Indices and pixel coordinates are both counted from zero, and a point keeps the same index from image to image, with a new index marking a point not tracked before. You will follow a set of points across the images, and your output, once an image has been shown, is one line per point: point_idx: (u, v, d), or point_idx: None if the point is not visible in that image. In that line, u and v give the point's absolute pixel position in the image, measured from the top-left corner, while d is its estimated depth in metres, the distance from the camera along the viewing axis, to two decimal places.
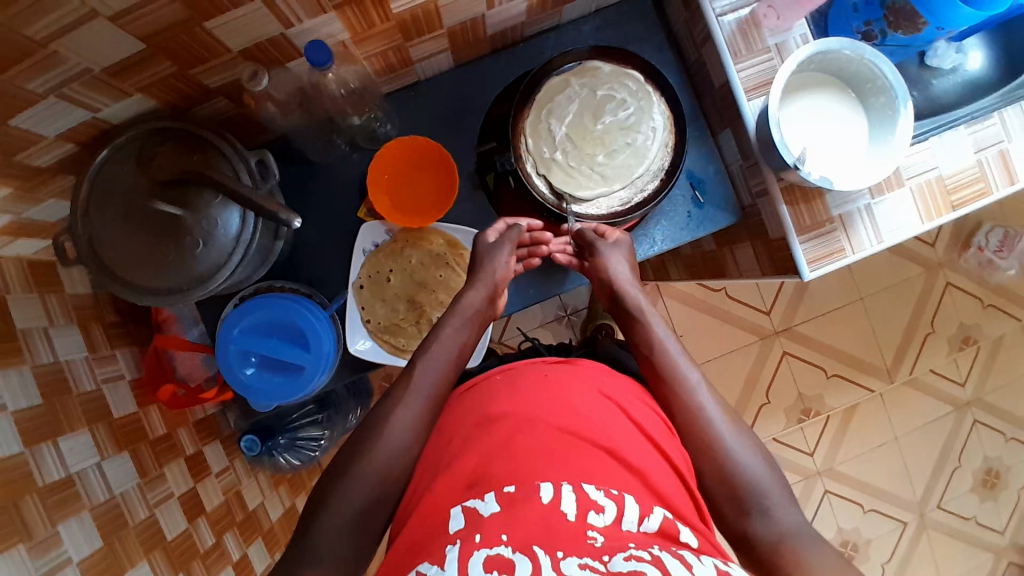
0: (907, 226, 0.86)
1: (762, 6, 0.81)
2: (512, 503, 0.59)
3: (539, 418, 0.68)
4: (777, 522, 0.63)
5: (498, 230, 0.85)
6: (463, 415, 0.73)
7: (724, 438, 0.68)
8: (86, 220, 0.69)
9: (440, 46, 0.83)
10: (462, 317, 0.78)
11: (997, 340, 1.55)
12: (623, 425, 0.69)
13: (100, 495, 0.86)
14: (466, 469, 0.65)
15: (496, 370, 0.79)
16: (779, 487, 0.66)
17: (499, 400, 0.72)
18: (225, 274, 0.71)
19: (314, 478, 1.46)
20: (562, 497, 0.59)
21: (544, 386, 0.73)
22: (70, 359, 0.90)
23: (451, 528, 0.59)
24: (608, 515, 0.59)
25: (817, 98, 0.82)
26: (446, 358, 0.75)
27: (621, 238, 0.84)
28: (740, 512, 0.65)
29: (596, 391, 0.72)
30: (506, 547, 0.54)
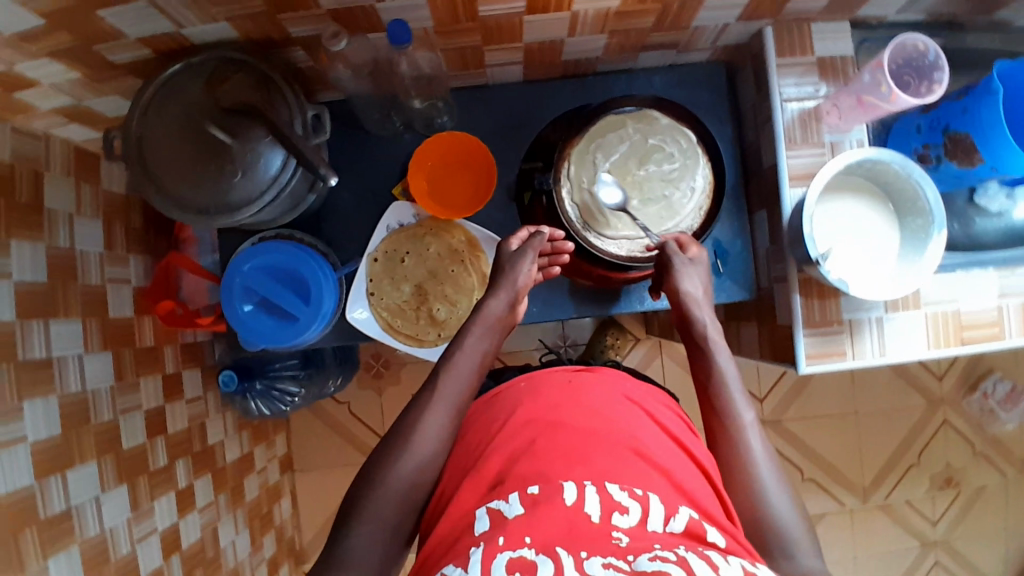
0: (912, 349, 0.86)
1: (827, 103, 0.84)
2: (535, 503, 0.62)
3: (567, 420, 0.73)
4: (800, 569, 0.65)
5: (521, 238, 0.85)
6: (494, 414, 0.79)
7: (766, 482, 0.71)
8: (142, 121, 0.73)
9: (515, 58, 0.86)
10: (486, 325, 0.82)
11: (980, 490, 1.53)
12: (645, 427, 0.75)
13: (73, 386, 0.89)
14: (491, 470, 0.70)
15: (519, 378, 0.84)
16: (806, 537, 0.68)
17: (522, 403, 0.77)
18: (252, 209, 0.73)
19: (278, 433, 1.47)
20: (585, 499, 0.62)
21: (568, 390, 0.79)
22: (85, 250, 0.94)
23: (477, 530, 0.62)
24: (632, 518, 0.61)
25: (856, 203, 0.83)
26: (472, 370, 0.79)
27: (699, 250, 0.84)
28: (765, 552, 0.68)
29: (620, 395, 0.80)
30: (529, 548, 0.56)
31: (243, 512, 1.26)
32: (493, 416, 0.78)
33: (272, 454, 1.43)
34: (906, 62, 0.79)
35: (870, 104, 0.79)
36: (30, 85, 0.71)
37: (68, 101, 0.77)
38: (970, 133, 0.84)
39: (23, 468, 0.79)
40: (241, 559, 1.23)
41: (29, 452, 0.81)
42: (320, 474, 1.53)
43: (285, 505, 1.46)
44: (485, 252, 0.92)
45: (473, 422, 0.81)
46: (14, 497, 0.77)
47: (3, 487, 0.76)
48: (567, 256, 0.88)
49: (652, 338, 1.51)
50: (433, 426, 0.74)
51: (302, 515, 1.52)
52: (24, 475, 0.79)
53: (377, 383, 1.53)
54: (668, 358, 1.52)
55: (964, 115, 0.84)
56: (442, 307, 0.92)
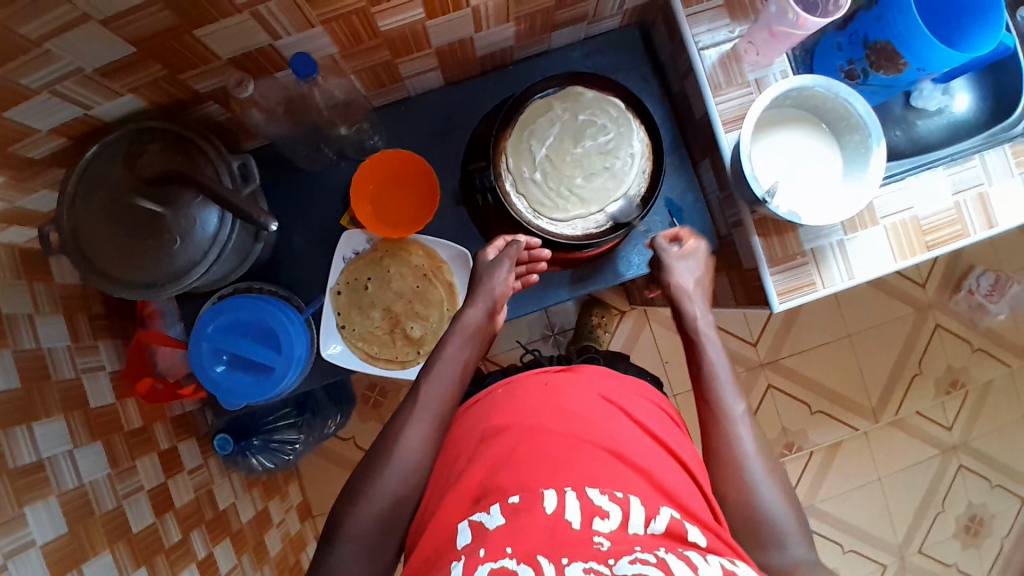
0: (879, 266, 0.87)
1: (743, 42, 0.83)
2: (516, 513, 0.62)
3: (546, 425, 0.74)
4: (791, 557, 0.66)
5: (498, 246, 0.86)
6: (470, 428, 0.79)
7: (758, 476, 0.71)
8: (71, 211, 0.71)
9: (429, 64, 0.86)
10: (464, 336, 0.82)
11: (986, 385, 1.54)
12: (626, 428, 0.76)
13: (69, 481, 0.88)
14: (473, 482, 0.70)
15: (498, 385, 0.85)
16: (795, 525, 0.69)
17: (500, 412, 0.78)
18: (199, 272, 0.73)
19: (290, 484, 1.46)
20: (565, 505, 0.62)
21: (546, 393, 0.79)
22: (52, 346, 0.93)
23: (459, 543, 0.62)
24: (613, 521, 0.61)
25: (792, 134, 0.83)
26: (454, 377, 0.79)
27: (697, 245, 0.88)
28: (755, 541, 0.68)
29: (598, 395, 0.80)
30: (511, 558, 0.55)
31: (271, 568, 1.25)
32: (467, 433, 0.79)
33: (288, 506, 1.42)
34: None
35: (782, 34, 0.78)
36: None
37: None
38: (890, 40, 0.84)
39: (38, 571, 0.79)
40: None
41: (41, 556, 0.80)
42: None
43: (314, 553, 1.45)
44: (446, 262, 0.92)
45: (451, 440, 0.80)
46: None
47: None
48: (545, 263, 0.88)
49: (636, 308, 1.52)
50: (418, 436, 0.73)
51: None
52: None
53: (378, 413, 1.52)
54: (656, 324, 1.52)
55: (879, 23, 0.84)
56: (415, 324, 0.92)
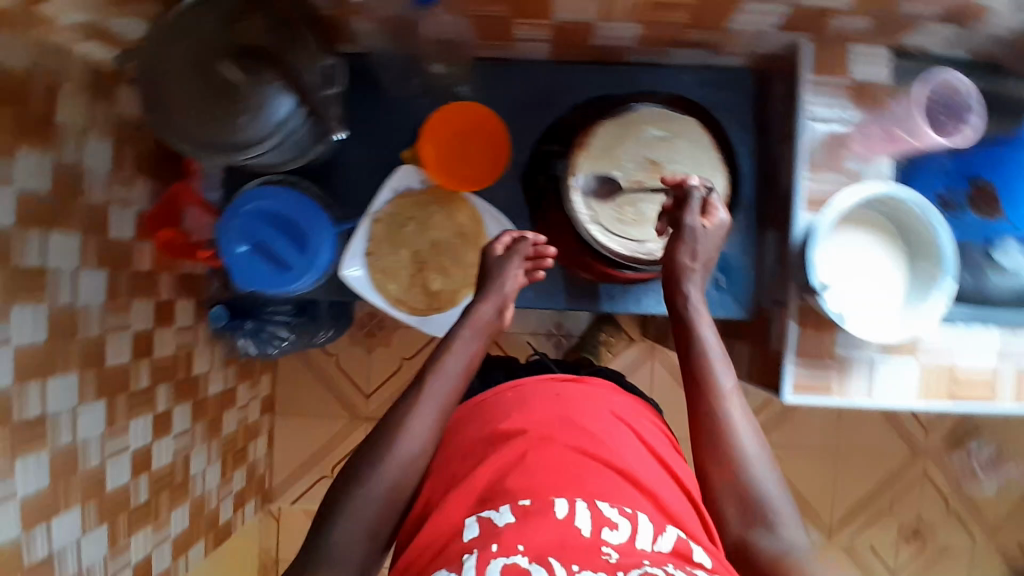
0: (898, 397, 0.85)
1: (857, 130, 0.82)
2: (527, 515, 0.66)
3: (559, 433, 0.76)
4: (780, 541, 0.66)
5: (504, 242, 0.86)
6: (482, 421, 0.82)
7: (751, 460, 0.71)
8: (157, 49, 0.72)
9: (543, 36, 0.84)
10: (474, 329, 0.82)
11: (944, 549, 1.51)
12: (631, 446, 0.78)
13: (64, 296, 0.92)
14: (480, 482, 0.72)
15: (506, 387, 0.86)
16: (788, 508, 0.69)
17: (511, 416, 0.80)
18: (255, 152, 0.73)
19: (265, 374, 1.48)
20: (577, 513, 0.66)
21: (558, 402, 0.81)
22: (94, 166, 0.96)
23: (467, 537, 0.66)
24: (622, 533, 0.65)
25: (868, 240, 0.81)
26: (460, 371, 0.80)
27: (721, 220, 0.79)
28: (745, 523, 0.69)
29: (609, 412, 0.82)
30: (523, 556, 0.61)
31: (217, 445, 1.30)
32: (475, 424, 0.82)
33: (255, 394, 1.45)
34: (940, 99, 0.78)
35: (900, 138, 0.80)
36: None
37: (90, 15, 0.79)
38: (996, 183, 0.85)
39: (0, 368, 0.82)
40: (209, 489, 1.28)
41: (11, 355, 0.84)
42: (299, 421, 1.55)
43: (260, 446, 1.49)
44: (488, 232, 0.92)
45: (461, 428, 0.84)
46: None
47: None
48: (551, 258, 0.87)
49: (646, 341, 1.50)
50: (421, 425, 0.75)
51: (276, 458, 1.55)
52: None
53: (367, 342, 1.53)
54: (659, 364, 1.51)
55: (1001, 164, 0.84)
56: (437, 278, 0.91)
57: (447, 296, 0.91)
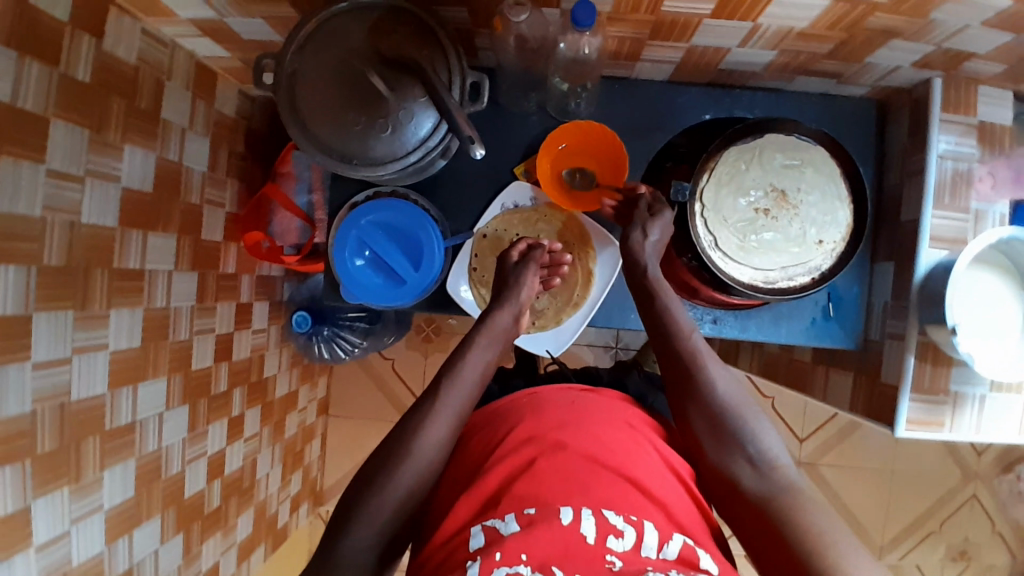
0: (1005, 434, 0.84)
1: (983, 169, 0.82)
2: (531, 524, 0.64)
3: (569, 440, 0.73)
4: (768, 474, 0.68)
5: (521, 250, 0.84)
6: (494, 429, 0.79)
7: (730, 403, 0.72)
8: (300, 56, 0.70)
9: (672, 57, 0.82)
10: (491, 337, 0.78)
11: (989, 568, 1.53)
12: (645, 453, 0.74)
13: (159, 300, 0.90)
14: (488, 487, 0.70)
15: (522, 392, 0.84)
16: (774, 447, 0.70)
17: (525, 420, 0.77)
18: (393, 168, 0.71)
19: (322, 376, 1.47)
20: (582, 521, 0.64)
21: (573, 410, 0.79)
22: (190, 166, 0.94)
23: (472, 545, 0.64)
24: (627, 541, 0.63)
25: (995, 279, 0.79)
26: (477, 379, 0.75)
27: (665, 217, 0.80)
28: (728, 457, 0.70)
29: (624, 422, 0.78)
30: (526, 566, 0.60)
31: (280, 447, 1.29)
32: (499, 426, 0.79)
33: (313, 397, 1.43)
34: None
35: None
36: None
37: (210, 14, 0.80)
38: None
39: (98, 376, 0.80)
40: (270, 492, 1.27)
41: (108, 359, 0.81)
42: (352, 423, 1.54)
43: (315, 447, 1.47)
44: (596, 251, 0.90)
45: (476, 430, 0.81)
46: (86, 404, 0.78)
47: (77, 393, 0.77)
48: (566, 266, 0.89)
49: None
50: (437, 430, 0.70)
51: (327, 459, 1.54)
52: (97, 384, 0.80)
53: (424, 347, 1.52)
54: None
55: None
56: (542, 296, 0.90)
57: (552, 315, 0.90)
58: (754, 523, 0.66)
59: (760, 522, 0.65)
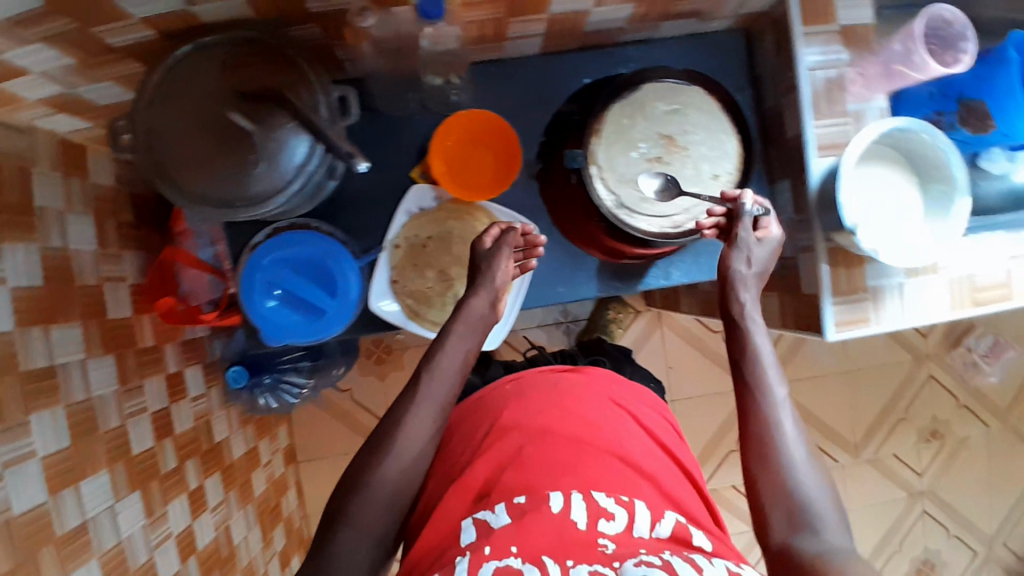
0: (929, 313, 0.89)
1: (853, 71, 0.84)
2: (522, 514, 0.67)
3: (557, 428, 0.79)
4: (823, 542, 0.66)
5: (494, 235, 0.82)
6: (478, 421, 0.83)
7: (795, 465, 0.71)
8: (153, 110, 0.67)
9: (536, 30, 0.82)
10: (470, 325, 0.79)
11: (961, 441, 1.61)
12: (631, 432, 0.81)
13: (79, 393, 0.85)
14: (477, 479, 0.75)
15: (505, 379, 0.89)
16: (832, 515, 0.69)
17: (509, 409, 0.82)
18: (278, 201, 0.69)
19: (281, 425, 1.43)
20: (573, 505, 0.68)
21: (555, 394, 0.83)
22: (79, 248, 0.89)
23: (463, 540, 0.68)
24: (618, 523, 0.67)
25: (881, 171, 0.84)
26: (455, 369, 0.77)
27: (773, 235, 0.81)
28: (789, 526, 0.68)
29: (607, 399, 0.85)
30: (516, 558, 0.62)
31: (253, 508, 1.25)
32: (477, 424, 0.83)
33: (276, 448, 1.40)
34: (932, 30, 0.80)
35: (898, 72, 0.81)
36: (19, 74, 0.66)
37: (57, 88, 0.73)
38: (985, 101, 0.90)
39: (34, 487, 0.75)
40: (254, 554, 1.22)
41: (40, 467, 0.76)
42: (324, 463, 1.50)
43: (292, 497, 1.44)
44: None
45: (458, 425, 0.86)
46: (29, 519, 0.73)
47: (14, 512, 0.72)
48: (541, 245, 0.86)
49: (653, 309, 1.52)
50: (418, 428, 0.73)
51: (308, 505, 1.50)
52: (35, 495, 0.75)
53: (378, 369, 1.49)
54: (668, 329, 1.54)
55: (975, 81, 0.89)
56: None
57: None
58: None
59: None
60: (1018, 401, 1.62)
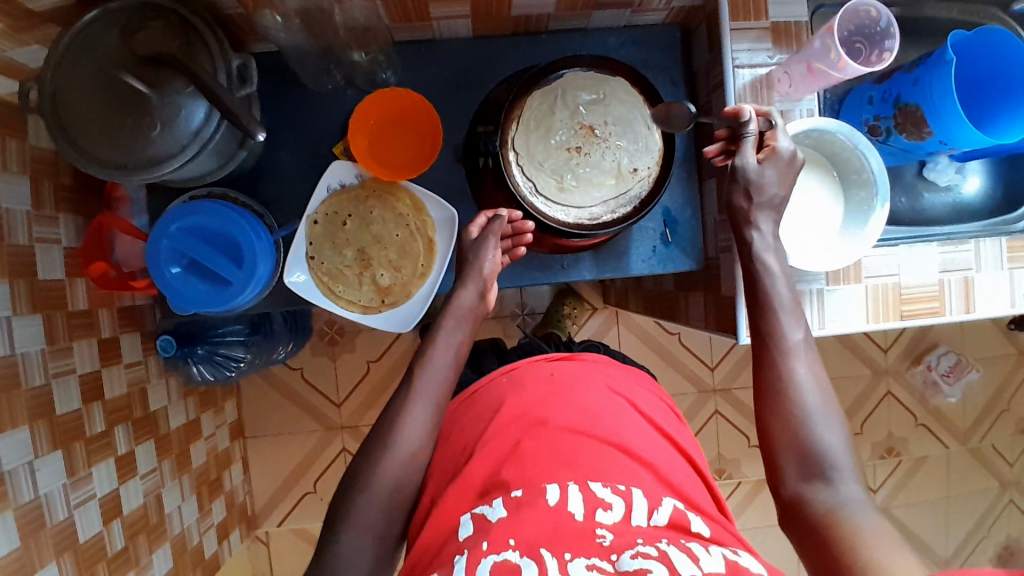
0: (852, 323, 0.88)
1: (779, 70, 0.83)
2: (519, 506, 0.64)
3: (554, 416, 0.73)
4: (836, 495, 0.68)
5: (479, 223, 0.83)
6: (476, 411, 0.77)
7: (813, 415, 0.71)
8: (56, 72, 0.68)
9: (461, 11, 0.82)
10: (458, 317, 0.81)
11: (919, 460, 1.58)
12: (632, 420, 0.76)
13: (1, 349, 0.85)
14: (478, 476, 0.69)
15: (500, 372, 0.82)
16: (847, 462, 0.70)
17: (506, 400, 0.75)
18: (175, 164, 0.69)
19: (228, 400, 1.44)
20: (569, 497, 0.64)
21: (552, 384, 0.77)
22: (12, 209, 0.89)
23: (461, 536, 0.64)
24: (617, 513, 0.64)
25: (801, 173, 0.83)
26: (449, 363, 0.79)
27: (786, 150, 0.75)
28: (803, 479, 0.70)
29: (604, 386, 0.79)
30: (514, 551, 0.59)
31: (190, 479, 1.26)
32: (473, 416, 0.77)
33: (220, 421, 1.41)
34: (858, 28, 0.79)
35: (819, 72, 0.78)
36: None
37: None
38: (920, 105, 0.85)
39: None
40: (188, 524, 1.23)
41: None
42: (273, 440, 1.52)
43: (236, 472, 1.45)
44: (433, 220, 0.89)
45: (454, 422, 0.79)
46: None
47: None
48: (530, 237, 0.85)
49: (608, 307, 1.51)
50: (414, 424, 0.74)
51: (254, 481, 1.51)
52: None
53: (331, 350, 1.51)
54: (624, 327, 1.53)
55: (914, 87, 0.85)
56: (386, 273, 0.89)
57: (400, 289, 0.88)
58: (810, 549, 0.67)
59: (821, 547, 0.65)
60: (979, 422, 1.60)
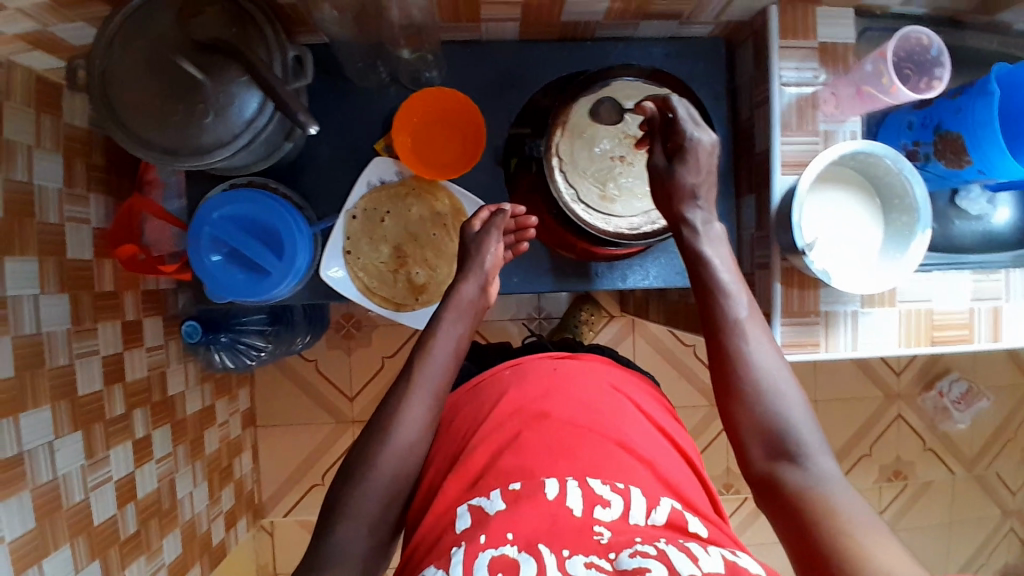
0: (883, 346, 0.88)
1: (826, 90, 0.83)
2: (517, 499, 0.63)
3: (556, 411, 0.73)
4: (808, 471, 0.65)
5: (483, 217, 0.84)
6: (480, 402, 0.77)
7: (772, 394, 0.69)
8: (108, 52, 0.67)
9: (511, 14, 0.82)
10: (459, 311, 0.80)
11: (924, 485, 1.58)
12: (632, 419, 0.75)
13: (27, 327, 0.85)
14: (476, 467, 0.69)
15: (504, 365, 0.82)
16: (817, 438, 0.67)
17: (508, 393, 0.76)
18: (223, 154, 0.69)
19: (242, 388, 1.44)
20: (568, 492, 0.63)
21: (553, 380, 0.77)
22: (44, 185, 0.89)
23: (458, 528, 0.63)
24: (615, 510, 0.63)
25: (841, 194, 0.83)
26: (450, 352, 0.78)
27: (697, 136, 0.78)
28: (772, 456, 0.67)
29: (607, 384, 0.79)
30: (512, 546, 0.57)
31: (202, 464, 1.26)
32: (474, 407, 0.77)
33: (233, 409, 1.40)
34: (908, 55, 0.80)
35: (869, 95, 0.82)
36: None
37: (31, 25, 0.73)
38: (962, 134, 0.85)
39: None
40: (198, 511, 1.23)
41: None
42: (282, 431, 1.51)
43: (245, 461, 1.45)
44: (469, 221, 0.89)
45: (455, 414, 0.80)
46: None
47: None
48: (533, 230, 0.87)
49: (626, 315, 1.51)
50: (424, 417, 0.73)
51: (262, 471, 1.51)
52: None
53: (346, 344, 1.50)
54: (640, 336, 1.53)
55: (958, 114, 0.85)
56: (421, 271, 0.89)
57: (434, 290, 0.89)
58: (784, 524, 0.63)
59: (794, 523, 0.62)
60: (985, 451, 1.61)
